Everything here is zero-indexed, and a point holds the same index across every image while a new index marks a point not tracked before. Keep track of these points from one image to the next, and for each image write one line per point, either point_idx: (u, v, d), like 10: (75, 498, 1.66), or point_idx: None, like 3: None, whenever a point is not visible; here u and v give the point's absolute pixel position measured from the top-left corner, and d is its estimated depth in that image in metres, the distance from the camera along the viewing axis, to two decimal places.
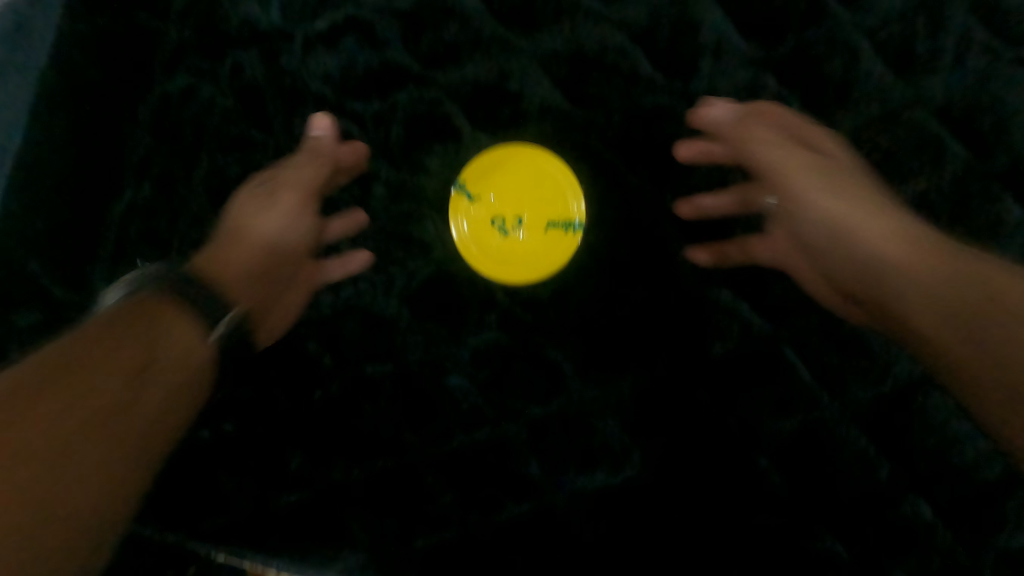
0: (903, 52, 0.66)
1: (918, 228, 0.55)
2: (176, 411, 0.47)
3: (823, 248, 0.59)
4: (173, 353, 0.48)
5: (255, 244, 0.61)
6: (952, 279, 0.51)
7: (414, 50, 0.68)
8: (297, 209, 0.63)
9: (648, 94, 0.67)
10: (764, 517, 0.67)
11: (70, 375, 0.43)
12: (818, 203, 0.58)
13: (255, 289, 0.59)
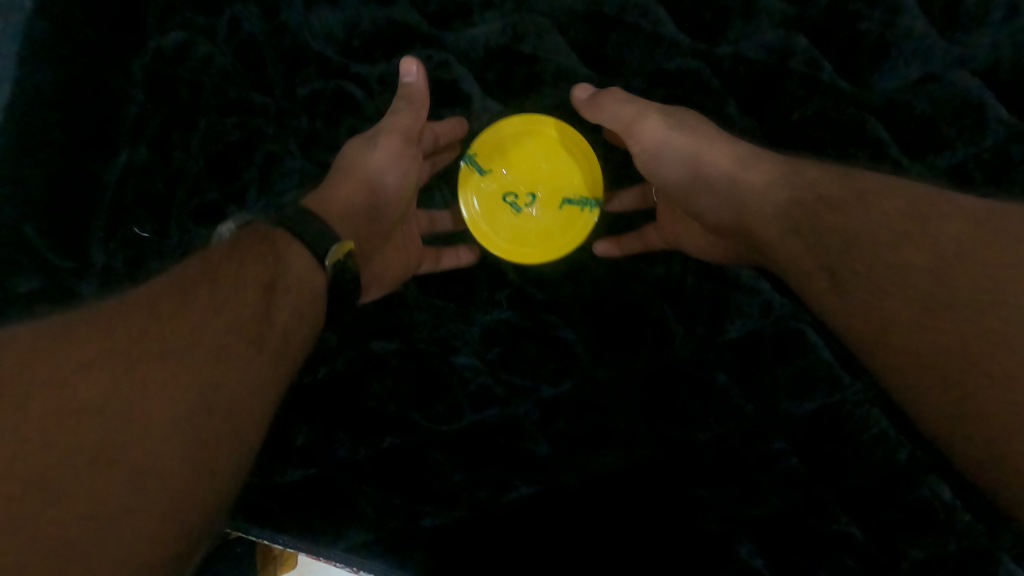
0: (948, 8, 0.62)
1: (778, 167, 0.54)
2: (303, 331, 0.45)
3: (690, 192, 0.59)
4: (298, 276, 0.46)
5: (362, 181, 0.58)
6: (818, 220, 0.49)
7: (423, 7, 0.64)
8: (403, 152, 0.60)
9: (670, 58, 0.63)
10: (780, 499, 0.65)
11: (200, 297, 0.41)
12: (675, 146, 0.58)
13: (364, 229, 0.56)
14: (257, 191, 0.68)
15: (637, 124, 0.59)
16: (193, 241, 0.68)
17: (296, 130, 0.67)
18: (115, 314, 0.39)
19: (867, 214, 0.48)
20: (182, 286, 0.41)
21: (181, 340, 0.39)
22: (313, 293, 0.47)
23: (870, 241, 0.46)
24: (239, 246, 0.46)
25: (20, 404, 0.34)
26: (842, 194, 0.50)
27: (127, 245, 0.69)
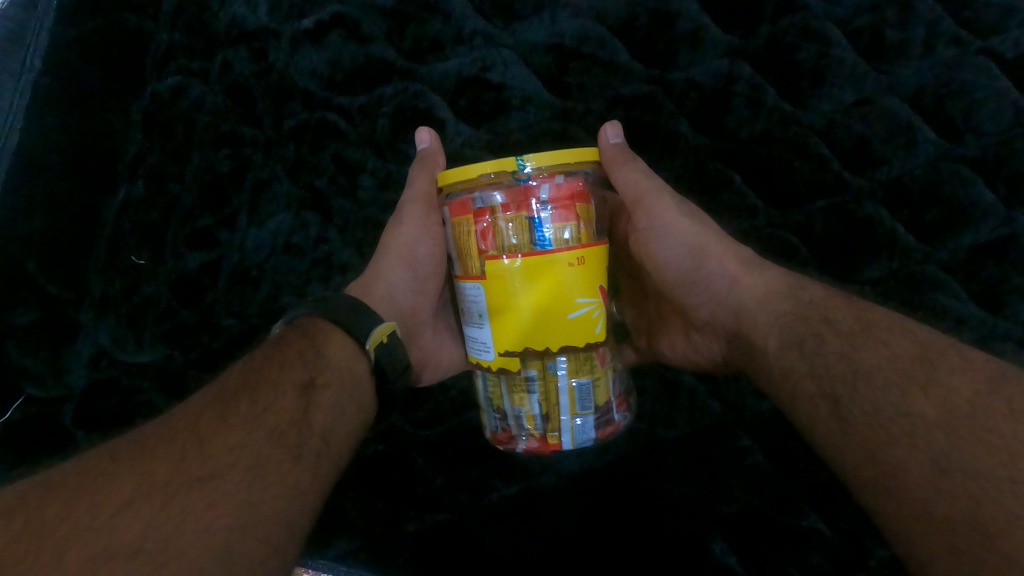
0: (875, 41, 0.67)
1: (780, 280, 0.61)
2: (348, 417, 0.56)
3: (692, 284, 0.63)
4: (336, 366, 0.57)
5: (397, 259, 0.65)
6: (822, 340, 0.55)
7: (398, 44, 0.70)
8: (429, 218, 0.66)
9: (626, 84, 0.69)
10: (749, 495, 0.67)
11: (265, 392, 0.53)
12: (683, 229, 0.62)
13: (404, 303, 0.66)
14: (248, 218, 0.72)
15: (659, 194, 0.62)
16: (187, 266, 0.73)
17: (283, 158, 0.72)
18: (216, 393, 0.53)
19: (868, 350, 0.53)
20: (264, 373, 0.54)
21: (242, 425, 0.50)
22: (358, 372, 0.58)
23: (851, 363, 0.53)
24: (288, 342, 0.57)
25: (104, 493, 0.45)
26: (846, 321, 0.56)
27: (124, 273, 0.72)
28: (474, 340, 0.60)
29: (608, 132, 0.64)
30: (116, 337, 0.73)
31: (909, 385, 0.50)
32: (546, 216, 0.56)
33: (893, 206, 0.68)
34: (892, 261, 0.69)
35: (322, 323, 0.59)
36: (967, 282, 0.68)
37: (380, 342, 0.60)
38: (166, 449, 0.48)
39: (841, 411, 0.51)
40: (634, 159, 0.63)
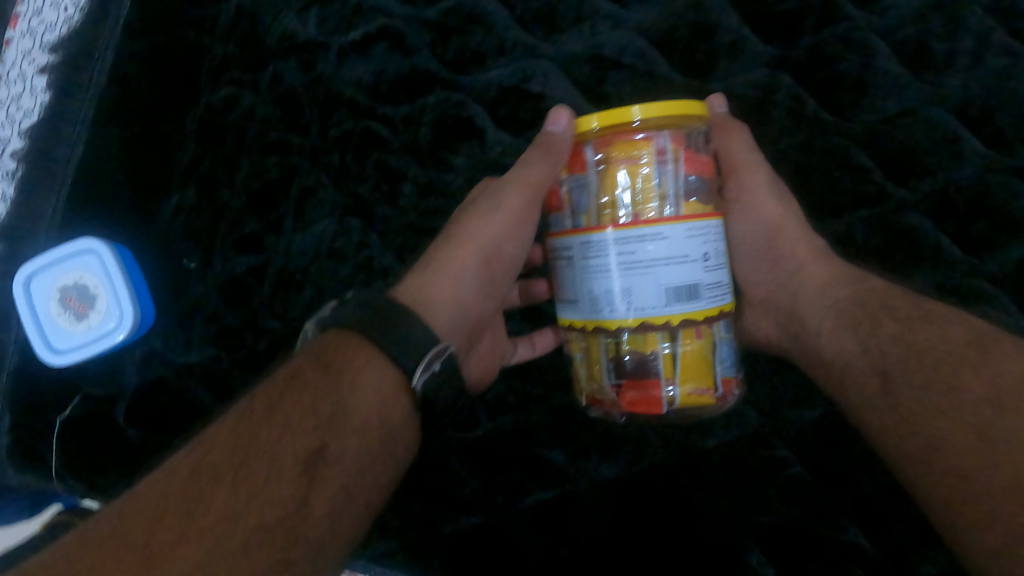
0: (920, 50, 0.65)
1: (845, 270, 0.61)
2: (370, 484, 0.49)
3: (760, 257, 0.66)
4: (360, 421, 0.49)
5: (475, 256, 0.63)
6: (877, 324, 0.55)
7: (442, 55, 0.71)
8: (524, 217, 0.64)
9: (666, 95, 0.68)
10: (786, 506, 0.66)
11: (258, 470, 0.45)
12: (765, 207, 0.64)
13: (467, 308, 0.63)
14: (292, 223, 0.74)
15: (750, 169, 0.64)
16: (235, 269, 0.74)
17: (327, 166, 0.73)
18: (208, 464, 0.46)
19: (923, 333, 0.52)
20: (258, 441, 0.47)
21: (220, 519, 0.43)
22: (394, 421, 0.51)
23: (903, 346, 0.52)
24: (303, 388, 0.50)
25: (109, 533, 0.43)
26: (903, 308, 0.55)
27: (177, 274, 0.76)
28: (699, 298, 0.55)
29: (716, 103, 0.65)
30: (168, 338, 0.75)
31: (962, 366, 0.49)
32: (660, 170, 0.55)
33: (938, 218, 0.66)
34: (939, 274, 0.65)
35: (351, 342, 0.52)
36: (1021, 297, 0.64)
37: (433, 371, 0.52)
38: (177, 488, 0.44)
39: (890, 388, 0.51)
40: (738, 129, 0.65)
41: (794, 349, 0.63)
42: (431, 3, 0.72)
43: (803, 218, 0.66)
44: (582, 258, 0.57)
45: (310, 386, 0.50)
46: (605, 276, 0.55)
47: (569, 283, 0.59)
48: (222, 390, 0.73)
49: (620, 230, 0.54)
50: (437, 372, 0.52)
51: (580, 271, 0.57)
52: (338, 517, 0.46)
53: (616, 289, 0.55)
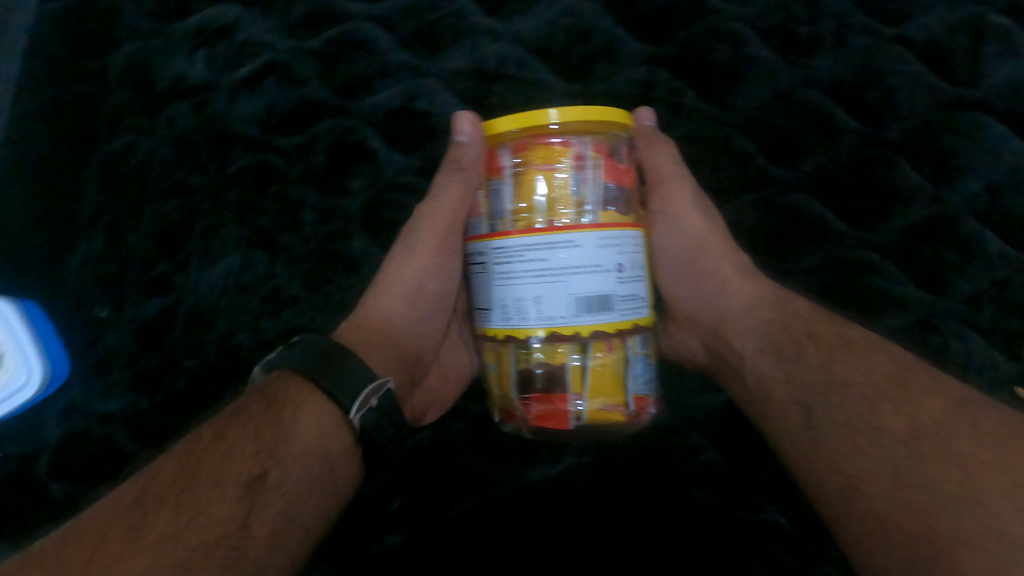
0: (786, 36, 0.68)
1: (769, 290, 0.63)
2: (307, 514, 0.52)
3: (686, 276, 0.66)
4: (301, 450, 0.52)
5: (399, 295, 0.65)
6: (801, 349, 0.57)
7: (330, 83, 0.72)
8: (441, 250, 0.65)
9: (549, 101, 0.69)
10: (702, 492, 0.68)
11: (200, 495, 0.48)
12: (691, 223, 0.65)
13: (402, 344, 0.65)
14: (199, 261, 0.74)
15: (675, 183, 0.65)
16: (146, 312, 0.74)
17: (228, 202, 0.74)
18: (150, 491, 0.49)
19: (845, 364, 0.55)
20: (201, 469, 0.50)
21: (164, 537, 0.46)
22: (336, 452, 0.54)
23: (824, 371, 0.55)
24: (245, 420, 0.53)
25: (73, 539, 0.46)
26: (825, 335, 0.58)
27: (88, 325, 0.74)
28: (611, 309, 0.54)
29: (643, 117, 0.66)
30: (85, 389, 0.74)
31: (879, 401, 0.52)
32: (577, 177, 0.55)
33: (821, 195, 0.68)
34: (826, 250, 0.68)
35: (293, 378, 0.55)
36: (905, 265, 0.67)
37: (371, 407, 0.55)
38: (130, 509, 0.48)
39: (813, 425, 0.53)
40: (663, 143, 0.66)
41: (720, 370, 0.65)
42: (314, 34, 0.73)
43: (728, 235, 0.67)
44: (497, 266, 0.56)
45: (250, 423, 0.53)
46: (519, 284, 0.54)
47: (484, 290, 0.58)
48: (148, 434, 0.73)
49: (534, 238, 0.53)
50: (374, 407, 0.55)
51: (495, 279, 0.57)
52: (274, 547, 0.49)
53: (529, 298, 0.54)
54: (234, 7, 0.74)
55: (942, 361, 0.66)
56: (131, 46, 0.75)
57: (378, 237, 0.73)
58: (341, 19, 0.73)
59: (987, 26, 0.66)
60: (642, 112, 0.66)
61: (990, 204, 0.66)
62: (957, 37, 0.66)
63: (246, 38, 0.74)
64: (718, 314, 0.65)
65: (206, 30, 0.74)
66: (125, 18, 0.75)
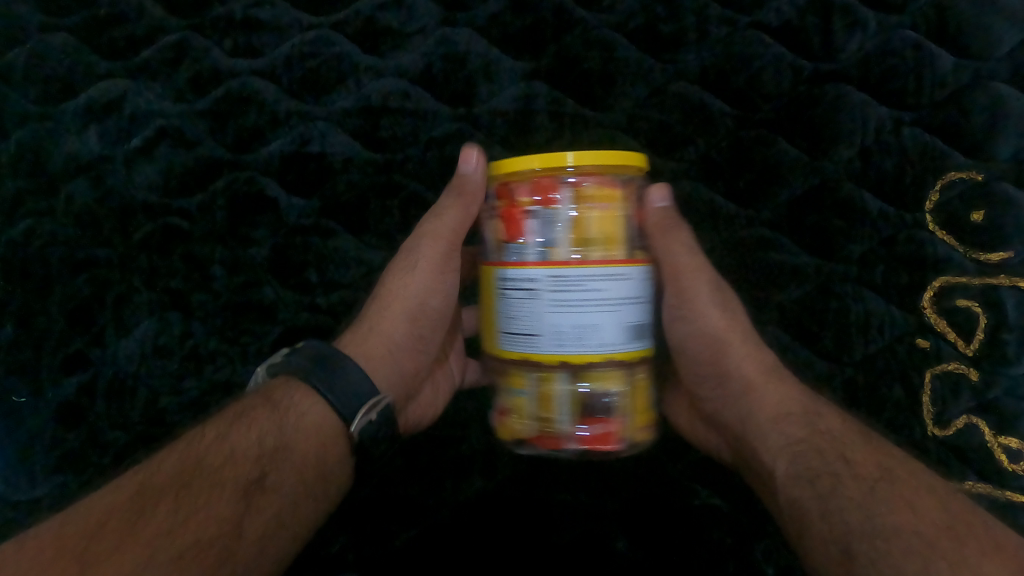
0: (652, 36, 0.71)
1: (799, 400, 0.61)
2: (295, 520, 0.56)
3: (707, 374, 0.65)
4: (300, 457, 0.57)
5: (403, 313, 0.66)
6: (838, 482, 0.54)
7: (223, 140, 0.74)
8: (440, 266, 0.67)
9: (436, 127, 0.73)
10: (637, 486, 0.69)
11: (201, 492, 0.52)
12: (710, 320, 0.64)
13: (405, 360, 0.67)
14: (114, 332, 0.73)
15: (694, 272, 0.64)
16: (66, 391, 0.73)
17: (137, 269, 0.74)
18: (149, 486, 0.52)
19: (886, 504, 0.52)
20: (202, 468, 0.54)
21: (165, 528, 0.49)
22: (329, 461, 0.58)
23: (869, 521, 0.51)
24: (250, 423, 0.57)
25: (73, 523, 0.50)
26: (864, 465, 0.55)
27: (7, 412, 0.72)
28: (613, 339, 0.57)
29: (654, 198, 0.65)
30: (11, 477, 0.72)
31: (935, 561, 0.48)
32: (597, 221, 0.58)
33: (708, 181, 0.71)
34: (719, 232, 0.71)
35: (298, 393, 0.59)
36: (795, 235, 0.70)
37: (371, 419, 0.60)
38: (129, 502, 0.51)
39: (854, 566, 0.51)
40: (678, 226, 0.65)
41: (747, 472, 0.63)
42: (201, 95, 0.74)
43: (749, 330, 0.65)
44: (549, 292, 0.56)
45: (252, 428, 0.57)
46: (576, 311, 0.56)
47: (524, 316, 0.58)
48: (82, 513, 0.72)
49: (598, 268, 0.56)
50: (373, 421, 0.60)
51: (541, 305, 0.57)
52: (264, 544, 0.53)
53: (588, 325, 0.56)
54: (119, 80, 0.74)
55: (847, 324, 0.69)
56: (22, 131, 0.74)
57: (289, 282, 0.74)
58: (225, 76, 0.74)
59: (833, 3, 0.70)
60: (654, 194, 0.65)
61: (865, 167, 0.69)
62: (808, 18, 0.70)
63: (136, 108, 0.74)
64: (739, 426, 0.63)
65: (94, 107, 0.74)
66: (11, 105, 0.74)
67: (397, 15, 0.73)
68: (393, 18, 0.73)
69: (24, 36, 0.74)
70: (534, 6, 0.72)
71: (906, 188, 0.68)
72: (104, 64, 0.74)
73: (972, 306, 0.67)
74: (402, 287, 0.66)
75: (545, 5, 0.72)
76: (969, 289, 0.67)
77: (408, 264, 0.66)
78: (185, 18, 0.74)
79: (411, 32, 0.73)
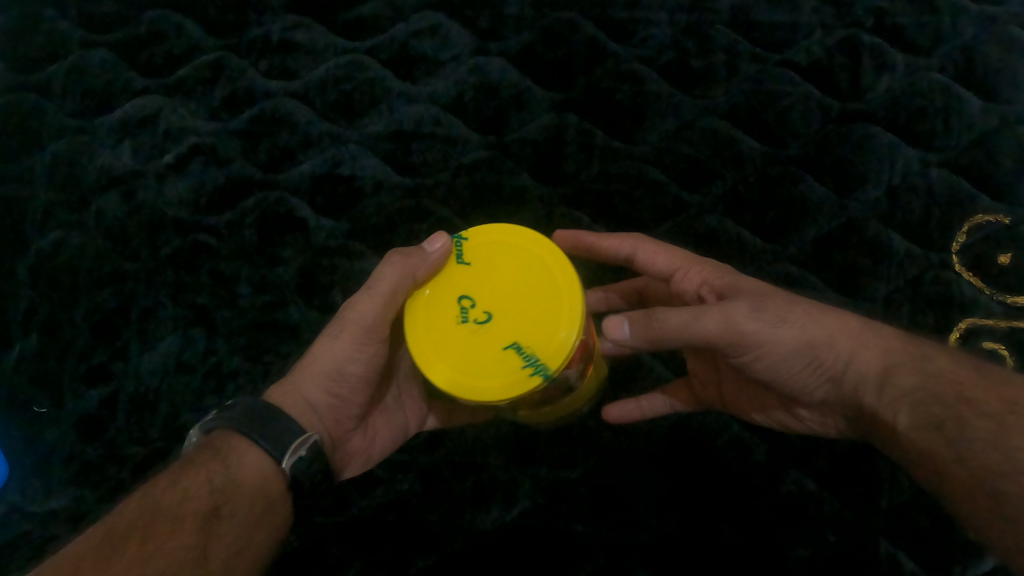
0: (682, 71, 0.73)
1: (896, 352, 0.57)
2: (259, 546, 0.55)
3: (802, 375, 0.59)
4: (248, 487, 0.55)
5: (321, 377, 0.60)
6: (964, 423, 0.51)
7: (255, 158, 0.75)
8: (366, 335, 0.59)
9: (466, 154, 0.73)
10: (656, 518, 0.69)
11: (159, 532, 0.51)
12: (782, 341, 0.57)
13: (328, 421, 0.61)
14: (138, 347, 0.72)
15: (730, 326, 0.57)
16: (86, 404, 0.71)
17: (163, 284, 0.73)
18: (113, 531, 0.51)
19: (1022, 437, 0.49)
20: (159, 509, 0.52)
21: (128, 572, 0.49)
22: (277, 494, 0.56)
23: (1006, 457, 0.49)
24: (195, 465, 0.55)
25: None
26: (988, 401, 0.52)
27: (24, 424, 0.71)
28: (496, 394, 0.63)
29: (615, 331, 0.58)
30: (26, 489, 0.70)
31: None
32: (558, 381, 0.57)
33: (735, 216, 0.71)
34: (746, 268, 0.69)
35: (234, 437, 0.57)
36: (822, 271, 0.69)
37: (301, 455, 0.56)
38: (92, 550, 0.50)
39: (1003, 505, 0.48)
40: (663, 308, 0.57)
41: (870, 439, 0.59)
42: (234, 114, 0.75)
43: (819, 312, 0.59)
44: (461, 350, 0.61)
45: (197, 470, 0.55)
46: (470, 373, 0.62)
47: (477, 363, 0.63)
48: None
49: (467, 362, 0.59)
50: (303, 458, 0.56)
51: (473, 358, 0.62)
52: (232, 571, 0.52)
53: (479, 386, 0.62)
54: (155, 97, 0.76)
55: None
56: (56, 144, 0.75)
57: (314, 302, 0.73)
58: (258, 97, 0.75)
59: (862, 45, 0.72)
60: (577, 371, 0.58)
61: (893, 207, 0.69)
62: (838, 57, 0.72)
63: (169, 126, 0.75)
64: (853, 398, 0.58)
65: (129, 124, 0.75)
66: (49, 117, 0.75)
67: (432, 43, 0.75)
68: (429, 46, 0.75)
69: (64, 50, 0.76)
70: (567, 39, 0.74)
71: (932, 231, 0.68)
72: (140, 81, 0.76)
73: (998, 348, 0.66)
74: (331, 350, 0.60)
75: (578, 38, 0.74)
76: (996, 332, 0.66)
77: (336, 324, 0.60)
78: (225, 39, 0.77)
79: (445, 60, 0.75)
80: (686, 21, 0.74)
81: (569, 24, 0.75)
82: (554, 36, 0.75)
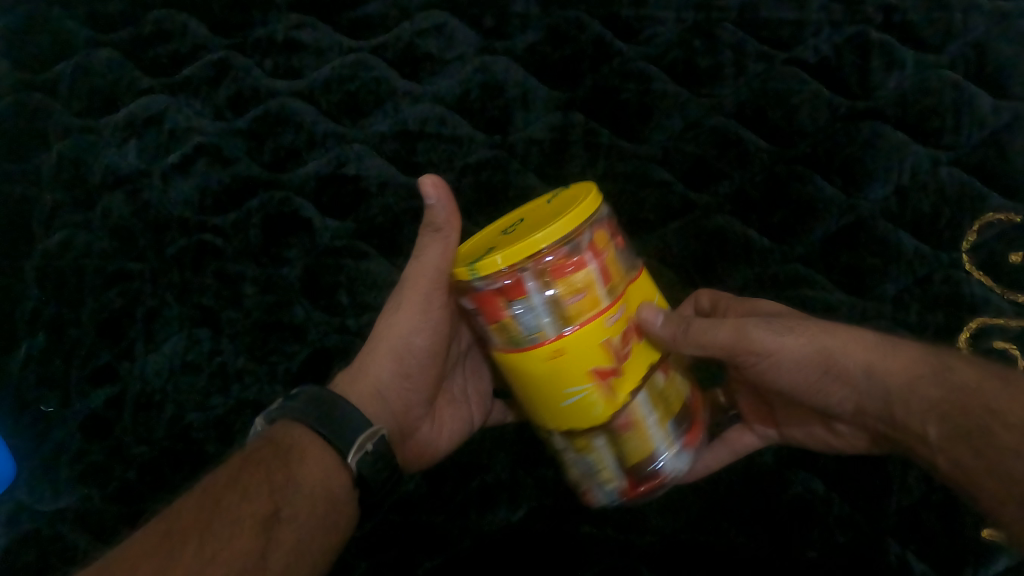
0: (688, 69, 0.72)
1: (920, 355, 0.57)
2: (315, 549, 0.55)
3: (827, 383, 0.60)
4: (308, 490, 0.56)
5: (388, 354, 0.65)
6: (990, 435, 0.53)
7: (260, 158, 0.74)
8: (425, 305, 0.65)
9: (470, 155, 0.73)
10: (662, 520, 0.69)
11: (219, 531, 0.50)
12: (793, 351, 0.59)
13: (394, 400, 0.66)
14: (144, 347, 0.73)
15: (742, 333, 0.60)
16: (93, 404, 0.73)
17: (169, 284, 0.74)
18: (171, 530, 0.50)
19: None
20: (221, 506, 0.52)
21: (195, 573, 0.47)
22: (337, 494, 0.57)
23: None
24: (258, 462, 0.55)
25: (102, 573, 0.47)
26: (1013, 410, 0.53)
27: (32, 422, 0.72)
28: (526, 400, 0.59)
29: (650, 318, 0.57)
30: (33, 488, 0.72)
31: None
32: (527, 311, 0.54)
33: (742, 215, 0.71)
34: (754, 267, 0.71)
35: (299, 433, 0.58)
36: (829, 272, 0.70)
37: (366, 451, 0.59)
38: (152, 549, 0.48)
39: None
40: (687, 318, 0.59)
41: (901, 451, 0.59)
42: (239, 114, 0.75)
43: (831, 323, 0.60)
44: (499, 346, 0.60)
45: (257, 470, 0.55)
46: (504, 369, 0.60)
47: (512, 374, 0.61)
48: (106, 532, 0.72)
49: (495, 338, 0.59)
50: (370, 451, 0.59)
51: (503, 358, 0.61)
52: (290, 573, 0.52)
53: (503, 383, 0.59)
54: (160, 96, 0.75)
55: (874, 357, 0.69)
56: (62, 144, 0.74)
57: (320, 302, 0.74)
58: (264, 96, 0.75)
59: (871, 42, 0.70)
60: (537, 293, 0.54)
61: (902, 206, 0.69)
62: (846, 56, 0.71)
63: (175, 125, 0.75)
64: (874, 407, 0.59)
65: (135, 123, 0.75)
66: (55, 117, 0.75)
67: (437, 42, 0.74)
68: (433, 45, 0.74)
69: (71, 49, 0.75)
70: (573, 38, 0.73)
71: (940, 230, 0.68)
72: (146, 80, 0.75)
73: (1009, 347, 0.66)
74: (394, 327, 0.65)
75: (585, 37, 0.73)
76: (1007, 332, 0.66)
77: (394, 301, 0.65)
78: (230, 40, 0.75)
79: (449, 59, 0.74)
80: (693, 19, 0.72)
81: (575, 23, 0.73)
82: (560, 35, 0.73)
